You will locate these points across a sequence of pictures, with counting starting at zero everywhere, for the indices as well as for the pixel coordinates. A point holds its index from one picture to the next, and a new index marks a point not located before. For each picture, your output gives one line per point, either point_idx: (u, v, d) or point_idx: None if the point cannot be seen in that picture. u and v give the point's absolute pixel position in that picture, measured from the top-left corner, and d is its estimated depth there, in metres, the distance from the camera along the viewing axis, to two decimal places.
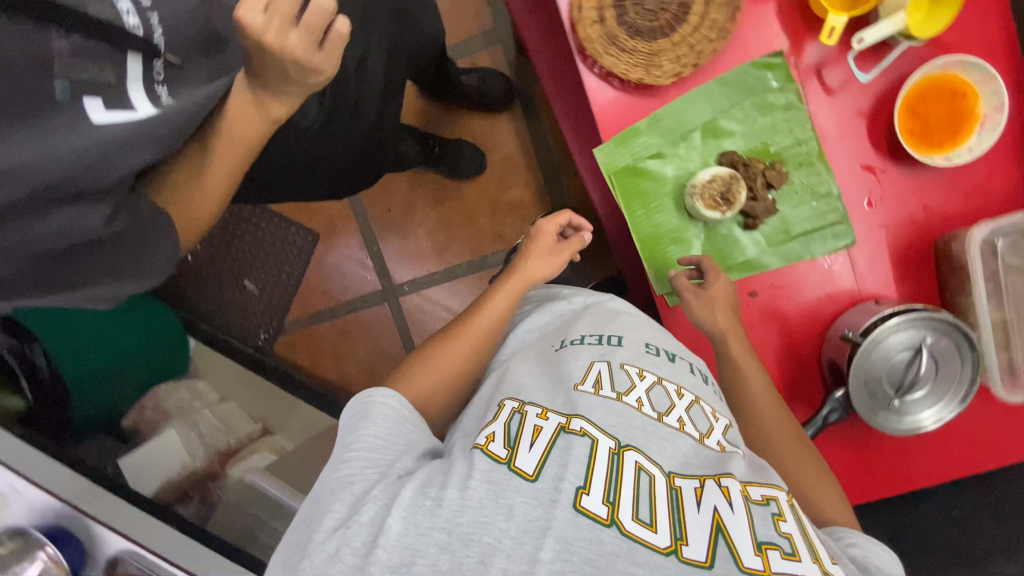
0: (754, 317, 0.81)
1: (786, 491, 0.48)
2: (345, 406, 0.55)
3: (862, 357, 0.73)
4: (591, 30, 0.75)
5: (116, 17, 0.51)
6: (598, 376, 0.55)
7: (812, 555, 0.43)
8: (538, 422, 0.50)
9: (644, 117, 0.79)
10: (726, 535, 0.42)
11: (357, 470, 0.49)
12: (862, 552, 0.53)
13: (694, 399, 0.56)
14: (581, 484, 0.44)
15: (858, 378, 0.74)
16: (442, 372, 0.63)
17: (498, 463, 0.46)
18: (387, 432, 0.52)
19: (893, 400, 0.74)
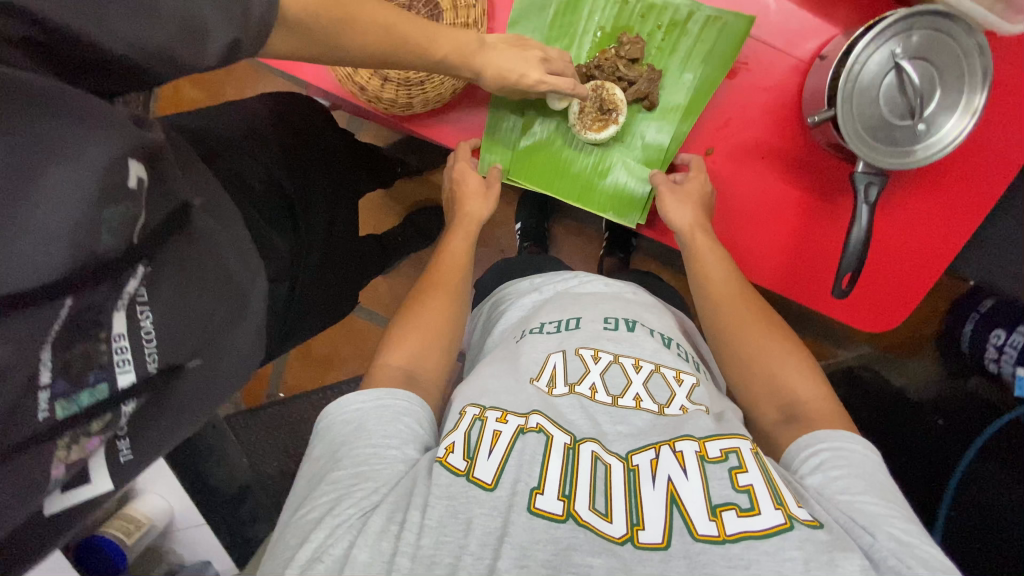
0: (729, 166, 0.75)
1: (749, 441, 0.53)
2: (346, 405, 0.57)
3: (849, 121, 0.63)
4: (387, 92, 0.74)
5: (110, 398, 0.43)
6: (553, 370, 0.61)
7: (775, 498, 0.47)
8: (498, 426, 0.53)
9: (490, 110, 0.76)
10: (680, 505, 0.47)
11: (349, 483, 0.50)
12: (829, 472, 0.51)
13: (654, 367, 0.61)
14: (535, 485, 0.48)
15: (862, 142, 0.63)
16: (431, 326, 0.67)
17: (456, 476, 0.49)
18: (385, 432, 0.54)
19: (913, 132, 0.63)
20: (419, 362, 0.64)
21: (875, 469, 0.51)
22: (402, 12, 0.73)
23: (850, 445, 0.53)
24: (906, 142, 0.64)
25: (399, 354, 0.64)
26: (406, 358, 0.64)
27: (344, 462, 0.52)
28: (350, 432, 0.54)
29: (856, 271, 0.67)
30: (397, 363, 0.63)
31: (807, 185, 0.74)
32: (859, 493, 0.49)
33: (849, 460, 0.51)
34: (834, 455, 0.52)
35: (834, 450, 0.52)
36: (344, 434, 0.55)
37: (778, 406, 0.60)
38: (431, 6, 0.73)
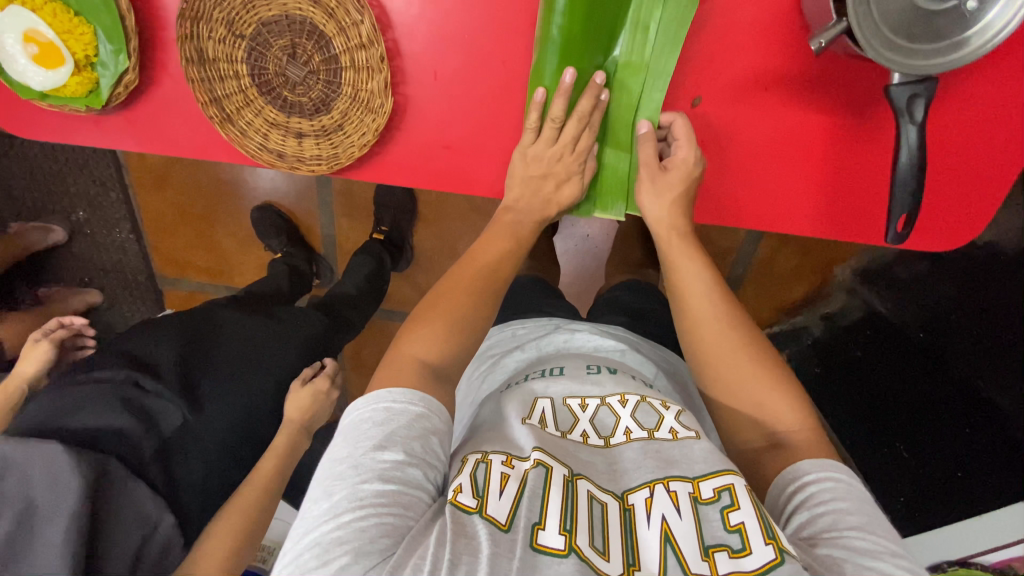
0: (728, 114, 0.59)
1: (743, 477, 0.45)
2: (374, 401, 0.48)
3: (871, 27, 0.47)
4: (309, 147, 0.64)
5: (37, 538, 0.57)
6: (542, 414, 0.53)
7: (767, 530, 0.40)
8: (505, 468, 0.45)
9: (421, 132, 0.63)
10: (674, 545, 0.41)
11: (377, 504, 0.41)
12: (823, 506, 0.43)
13: (640, 398, 0.55)
14: (536, 520, 0.41)
15: (896, 50, 0.48)
16: (458, 316, 0.55)
17: (468, 514, 0.41)
18: (420, 450, 0.45)
19: (959, 15, 0.47)
20: (445, 357, 0.53)
21: (864, 504, 0.43)
22: (288, 56, 0.61)
23: (836, 475, 0.45)
24: (952, 31, 0.48)
25: (421, 343, 0.53)
26: (431, 350, 0.53)
27: (374, 473, 0.43)
28: (380, 438, 0.45)
29: (913, 210, 0.53)
30: (422, 355, 0.53)
31: (826, 105, 0.58)
32: (848, 530, 0.41)
33: (835, 495, 0.44)
34: (820, 489, 0.45)
35: (820, 484, 0.45)
36: (369, 437, 0.45)
37: (754, 426, 0.52)
38: (316, 37, 0.60)
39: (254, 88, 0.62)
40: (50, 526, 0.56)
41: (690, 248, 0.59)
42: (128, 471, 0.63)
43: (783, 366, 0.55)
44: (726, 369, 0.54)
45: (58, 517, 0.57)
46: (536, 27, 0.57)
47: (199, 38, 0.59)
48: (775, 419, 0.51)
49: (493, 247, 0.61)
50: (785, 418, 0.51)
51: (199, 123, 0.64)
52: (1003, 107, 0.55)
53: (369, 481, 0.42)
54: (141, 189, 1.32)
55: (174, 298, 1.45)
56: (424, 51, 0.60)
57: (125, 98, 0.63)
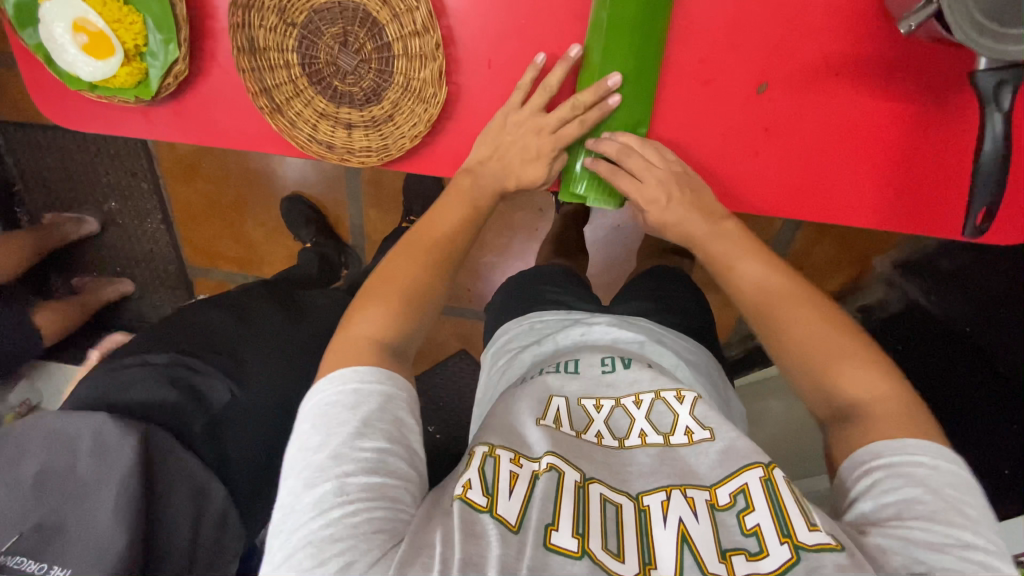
0: (794, 102, 0.57)
1: (763, 471, 0.44)
2: (335, 386, 0.45)
3: (961, 8, 0.45)
4: (360, 139, 0.63)
5: (85, 514, 0.54)
6: (556, 413, 0.51)
7: (781, 529, 0.41)
8: (514, 467, 0.45)
9: (474, 121, 0.61)
10: (691, 545, 0.41)
11: (362, 500, 0.40)
12: (892, 492, 0.41)
13: (655, 395, 0.52)
14: (550, 521, 0.41)
15: (984, 33, 0.45)
16: (406, 287, 0.53)
17: (478, 513, 0.41)
18: (394, 435, 0.43)
19: None
20: (395, 333, 0.50)
21: (946, 488, 0.41)
22: (339, 44, 0.60)
23: (913, 460, 0.42)
24: None
25: (371, 322, 0.50)
26: (380, 326, 0.50)
27: (356, 463, 0.41)
28: (354, 424, 0.43)
29: (993, 204, 0.51)
30: (371, 334, 0.49)
31: (897, 92, 0.56)
32: (910, 520, 0.39)
33: (908, 480, 0.41)
34: (889, 474, 0.42)
35: (891, 469, 0.42)
36: (341, 423, 0.43)
37: (824, 398, 0.49)
38: (369, 25, 0.59)
39: (305, 78, 0.61)
40: (96, 495, 0.54)
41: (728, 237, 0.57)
42: (177, 445, 0.61)
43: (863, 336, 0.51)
44: (799, 335, 0.51)
45: (106, 487, 0.54)
46: (590, 10, 0.56)
47: (250, 26, 0.58)
48: (844, 390, 0.48)
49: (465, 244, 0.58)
50: (855, 385, 0.47)
51: (248, 114, 0.63)
52: None
53: (352, 474, 0.41)
54: (171, 179, 1.32)
55: (203, 288, 1.46)
56: (478, 38, 0.59)
57: (174, 88, 0.62)
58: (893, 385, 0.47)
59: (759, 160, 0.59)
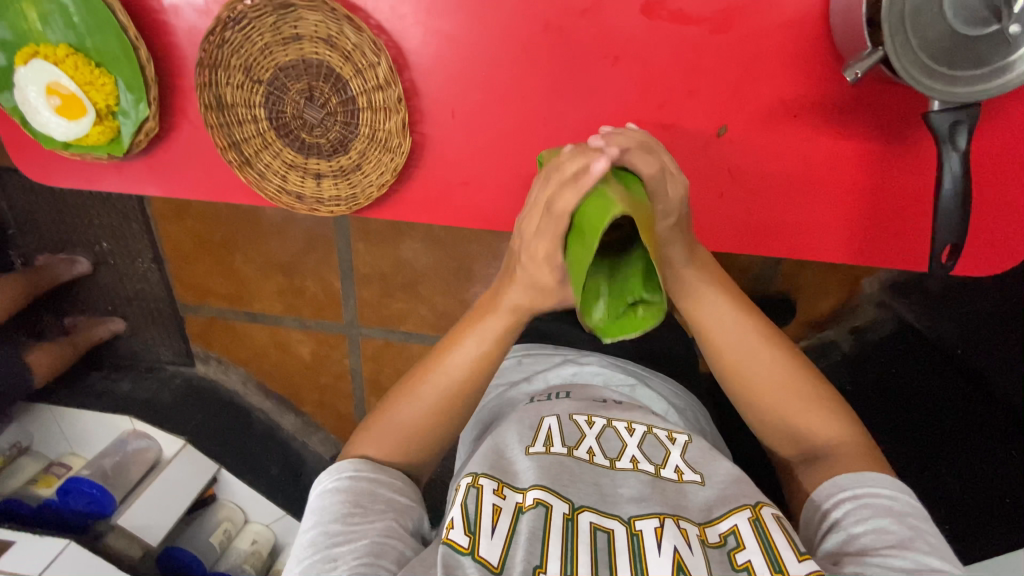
0: (754, 144, 0.57)
1: (749, 511, 0.46)
2: (325, 483, 0.51)
3: (908, 54, 0.45)
4: (328, 187, 0.63)
5: None
6: (548, 432, 0.52)
7: (773, 563, 0.42)
8: (497, 500, 0.46)
9: (441, 169, 0.62)
10: (687, 574, 0.42)
11: (346, 566, 0.43)
12: (864, 526, 0.44)
13: (646, 429, 0.54)
14: (538, 562, 0.42)
15: (935, 77, 0.45)
16: (398, 431, 0.54)
17: (461, 555, 0.43)
18: (376, 510, 0.48)
19: (1000, 39, 0.44)
20: (396, 455, 0.54)
21: (907, 518, 0.44)
22: (305, 99, 0.61)
23: (876, 492, 0.46)
24: (995, 55, 0.45)
25: (373, 442, 0.54)
26: (379, 453, 0.53)
27: (347, 531, 0.46)
28: (344, 497, 0.48)
29: (959, 240, 0.50)
30: (368, 453, 0.54)
31: (855, 131, 0.56)
32: (884, 549, 0.42)
33: (874, 511, 0.45)
34: (858, 505, 0.45)
35: (858, 501, 0.46)
36: (332, 505, 0.48)
37: (792, 443, 0.53)
38: (333, 80, 0.60)
39: (273, 132, 0.62)
40: None
41: (710, 279, 0.53)
42: None
43: (822, 380, 0.54)
44: (771, 398, 0.53)
45: None
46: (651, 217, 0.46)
47: (217, 84, 0.59)
48: (812, 436, 0.52)
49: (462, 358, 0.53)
50: (822, 432, 0.52)
51: (218, 167, 0.64)
52: None
53: (342, 538, 0.45)
54: (162, 220, 1.33)
55: (195, 325, 1.46)
56: (440, 89, 0.59)
57: (146, 144, 0.63)
58: (851, 427, 0.52)
59: (723, 200, 0.59)
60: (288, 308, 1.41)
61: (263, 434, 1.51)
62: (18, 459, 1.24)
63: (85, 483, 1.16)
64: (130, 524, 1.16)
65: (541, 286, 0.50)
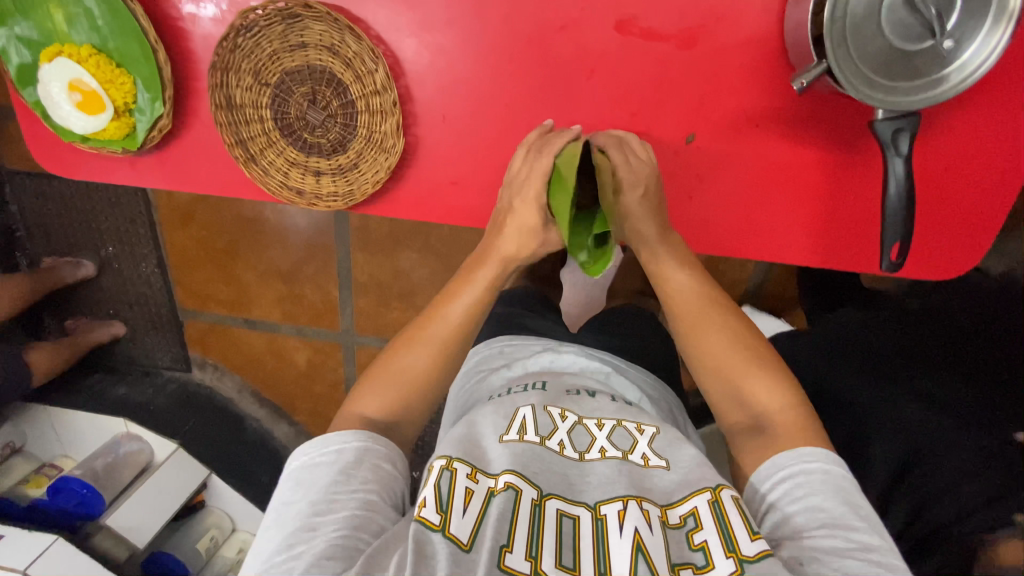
0: (721, 151, 0.62)
1: (711, 494, 0.47)
2: (314, 447, 0.52)
3: (850, 67, 0.50)
4: (326, 184, 0.68)
5: None
6: (522, 422, 0.53)
7: (728, 544, 0.44)
8: (468, 483, 0.48)
9: (431, 169, 0.67)
10: (646, 555, 0.43)
11: (325, 533, 0.45)
12: (800, 507, 0.46)
13: (617, 422, 0.54)
14: (505, 542, 0.43)
15: (876, 88, 0.50)
16: (400, 381, 0.57)
17: (431, 532, 0.44)
18: (360, 480, 0.49)
19: (933, 55, 0.49)
20: (392, 413, 0.56)
21: (838, 492, 0.46)
22: (309, 101, 0.66)
23: (810, 469, 0.47)
24: (930, 69, 0.50)
25: (370, 398, 0.57)
26: (377, 407, 0.56)
27: (320, 500, 0.47)
28: (324, 468, 0.50)
29: (906, 239, 0.54)
30: (368, 412, 0.56)
31: (814, 139, 0.61)
32: (816, 529, 0.44)
33: (809, 489, 0.46)
34: (793, 487, 0.47)
35: (794, 480, 0.47)
36: (318, 472, 0.49)
37: (738, 407, 0.55)
38: (334, 84, 0.65)
39: (278, 131, 0.67)
40: None
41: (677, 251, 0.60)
42: None
43: (768, 346, 0.57)
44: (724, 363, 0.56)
45: None
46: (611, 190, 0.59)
47: (228, 86, 0.64)
48: (754, 399, 0.54)
49: (459, 308, 0.59)
50: (762, 395, 0.54)
51: (224, 163, 0.69)
52: (979, 148, 0.58)
53: (316, 504, 0.47)
54: (168, 226, 1.38)
55: (194, 330, 1.49)
56: (432, 95, 0.64)
57: (158, 140, 0.68)
58: (789, 386, 0.54)
59: (692, 202, 0.63)
60: (286, 315, 1.45)
61: (255, 440, 1.53)
62: (8, 459, 1.25)
63: (75, 482, 1.16)
64: (118, 524, 1.15)
65: (529, 228, 0.59)
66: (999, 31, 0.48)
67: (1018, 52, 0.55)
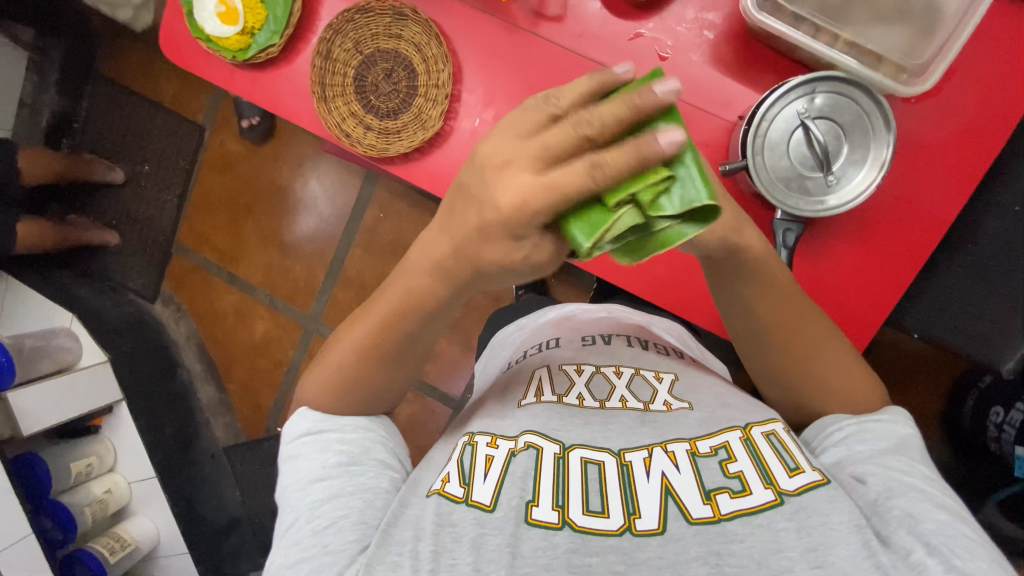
0: None
1: (734, 433, 0.61)
2: (302, 433, 0.66)
3: (763, 173, 0.69)
4: (369, 138, 0.85)
5: None
6: (539, 383, 0.71)
7: (764, 478, 0.56)
8: (489, 451, 0.62)
9: (453, 155, 0.85)
10: (674, 495, 0.56)
11: (335, 492, 0.60)
12: (865, 441, 0.62)
13: (634, 371, 0.72)
14: (531, 498, 0.57)
15: (777, 193, 0.69)
16: (331, 376, 0.67)
17: (456, 502, 0.58)
18: (349, 448, 0.64)
19: (822, 182, 0.69)
20: (322, 399, 0.68)
21: (894, 439, 0.61)
22: (384, 75, 0.86)
23: (879, 419, 0.63)
24: (818, 191, 0.70)
25: (312, 389, 0.70)
26: (319, 397, 0.69)
27: (326, 473, 0.61)
28: (317, 448, 0.64)
29: None
30: (307, 398, 0.70)
31: None
32: (877, 457, 0.59)
33: (872, 433, 0.62)
34: (860, 429, 0.63)
35: (861, 426, 0.63)
36: (314, 452, 0.64)
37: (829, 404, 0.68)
38: (407, 69, 0.86)
39: (352, 88, 0.86)
40: None
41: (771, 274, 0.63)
42: None
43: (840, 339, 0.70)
44: (811, 360, 0.67)
45: None
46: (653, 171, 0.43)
47: (332, 43, 0.84)
48: (848, 391, 0.67)
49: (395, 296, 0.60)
50: (848, 389, 0.67)
51: (305, 95, 0.88)
52: (850, 274, 0.76)
53: (321, 482, 0.61)
54: (206, 167, 1.55)
55: (177, 267, 1.59)
56: (473, 101, 0.84)
57: (263, 61, 0.88)
58: (867, 382, 0.69)
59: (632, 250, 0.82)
60: (267, 281, 1.55)
61: (176, 390, 1.57)
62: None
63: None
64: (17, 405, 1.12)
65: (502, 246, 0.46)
66: (873, 176, 0.68)
67: (889, 214, 0.75)
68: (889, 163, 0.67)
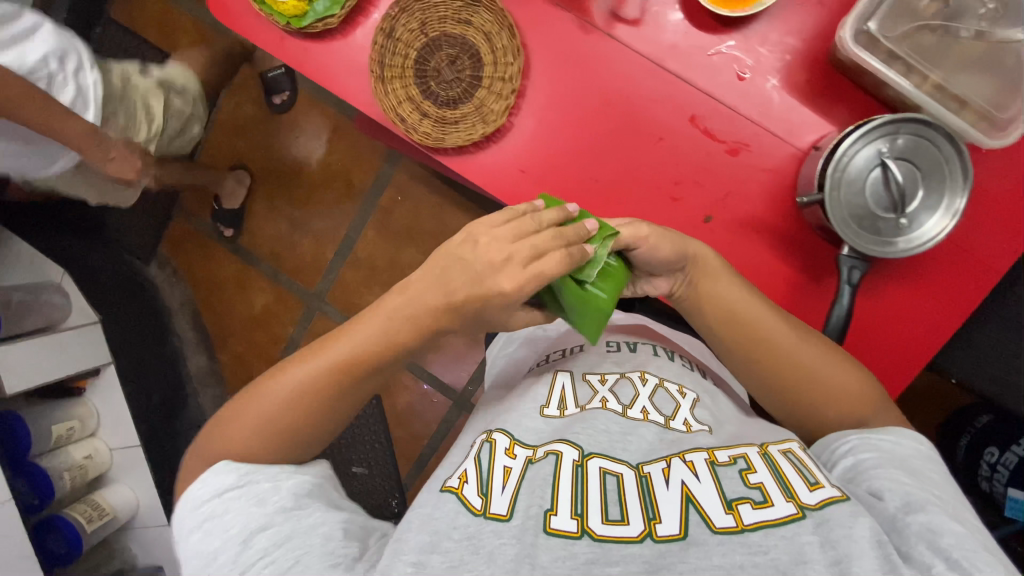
0: (726, 237, 0.79)
1: (753, 448, 0.60)
2: (220, 488, 0.56)
3: (836, 208, 0.68)
4: (424, 126, 0.82)
5: None
6: (561, 389, 0.69)
7: (785, 491, 0.55)
8: (507, 461, 0.60)
9: (511, 153, 0.82)
10: (695, 504, 0.54)
11: (283, 539, 0.53)
12: (870, 456, 0.60)
13: (657, 381, 0.69)
14: (550, 506, 0.55)
15: (848, 229, 0.68)
16: (252, 422, 0.59)
17: (474, 507, 0.55)
18: (290, 490, 0.57)
19: (895, 224, 0.68)
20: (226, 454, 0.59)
21: (900, 451, 0.60)
22: (448, 62, 0.83)
23: (881, 434, 0.61)
24: (890, 233, 0.69)
25: (221, 435, 0.60)
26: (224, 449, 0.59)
27: (268, 523, 0.54)
28: (248, 500, 0.56)
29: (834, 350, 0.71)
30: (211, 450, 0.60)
31: (792, 260, 0.78)
32: (884, 472, 0.57)
33: (876, 446, 0.60)
34: (864, 443, 0.61)
35: (863, 440, 0.61)
36: (243, 506, 0.55)
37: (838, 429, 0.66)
38: (473, 57, 0.82)
39: (412, 71, 0.82)
40: None
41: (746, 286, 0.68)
42: None
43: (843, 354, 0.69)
44: (812, 375, 0.66)
45: None
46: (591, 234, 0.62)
47: (396, 22, 0.80)
48: (847, 408, 0.65)
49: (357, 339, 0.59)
50: (844, 406, 0.66)
51: (359, 73, 0.84)
52: (898, 316, 0.77)
53: (263, 532, 0.53)
54: (221, 129, 1.48)
55: (178, 230, 1.52)
56: (539, 100, 0.81)
57: (319, 31, 0.83)
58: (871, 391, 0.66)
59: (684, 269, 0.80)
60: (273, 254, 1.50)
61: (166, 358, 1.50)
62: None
63: None
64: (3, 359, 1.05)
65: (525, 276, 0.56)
66: (944, 223, 0.68)
67: (944, 261, 0.76)
68: (961, 213, 0.67)
